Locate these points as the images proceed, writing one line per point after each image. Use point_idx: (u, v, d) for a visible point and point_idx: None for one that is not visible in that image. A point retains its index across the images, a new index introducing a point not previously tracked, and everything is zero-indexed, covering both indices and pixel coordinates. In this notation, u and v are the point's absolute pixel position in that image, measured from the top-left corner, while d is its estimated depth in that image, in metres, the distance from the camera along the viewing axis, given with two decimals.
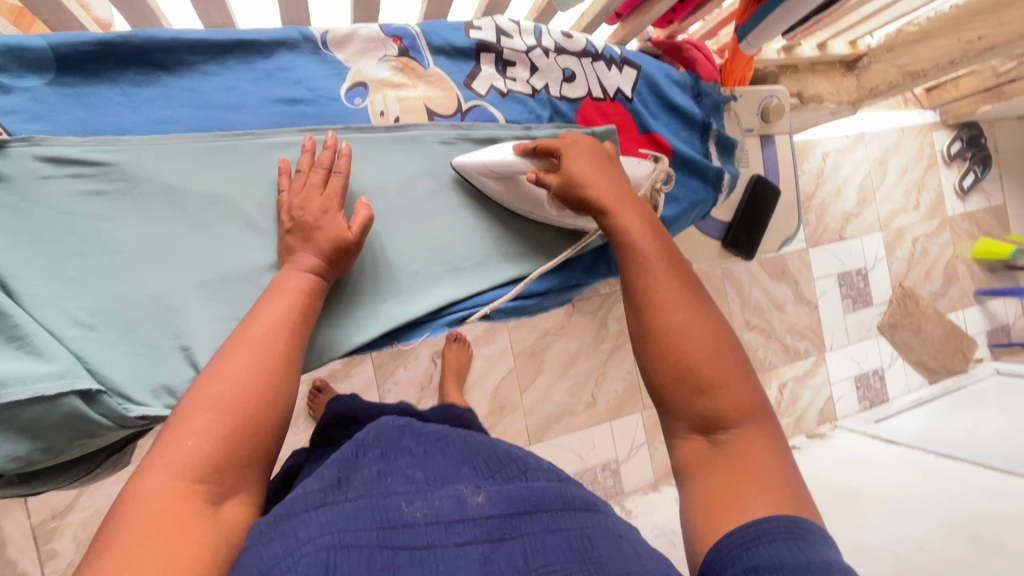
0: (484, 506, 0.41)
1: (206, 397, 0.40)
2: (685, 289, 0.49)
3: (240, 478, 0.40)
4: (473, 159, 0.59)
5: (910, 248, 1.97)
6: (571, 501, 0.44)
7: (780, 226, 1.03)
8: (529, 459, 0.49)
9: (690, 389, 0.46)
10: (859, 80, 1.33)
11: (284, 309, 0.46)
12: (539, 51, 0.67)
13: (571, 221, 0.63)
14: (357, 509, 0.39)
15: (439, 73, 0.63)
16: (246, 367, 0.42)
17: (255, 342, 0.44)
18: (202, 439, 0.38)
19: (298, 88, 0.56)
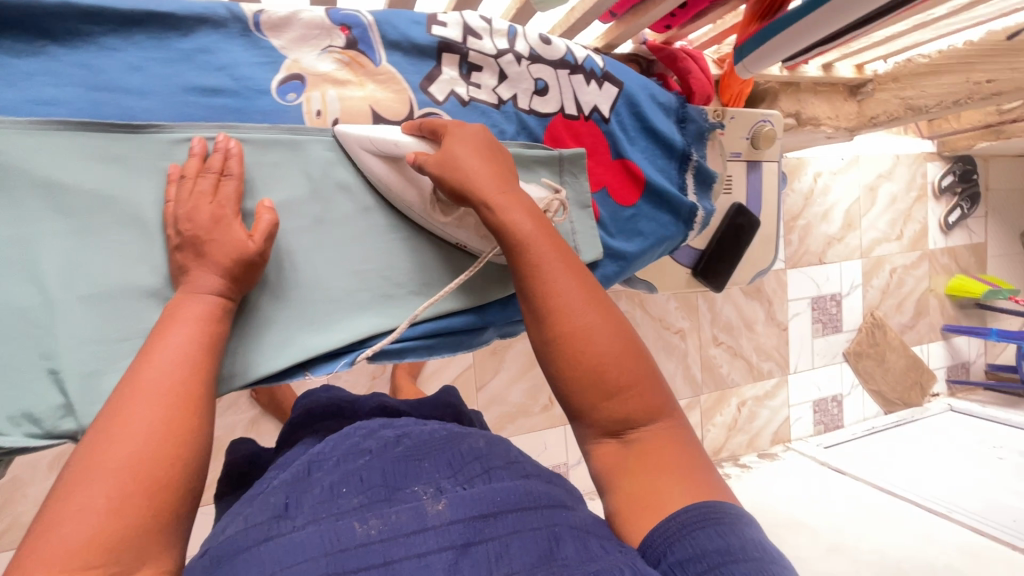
0: (444, 513, 0.39)
1: (94, 463, 0.34)
2: (586, 286, 0.46)
3: (151, 547, 0.33)
4: (354, 130, 0.52)
5: (887, 278, 1.96)
6: (539, 498, 0.42)
7: (753, 259, 0.98)
8: (494, 453, 0.47)
9: (603, 392, 0.43)
10: (860, 107, 1.25)
11: (183, 345, 0.40)
12: (511, 57, 0.61)
13: (456, 232, 0.55)
14: (303, 539, 0.37)
15: (391, 72, 0.56)
16: (134, 421, 0.36)
17: (148, 388, 0.37)
18: (105, 501, 0.33)
19: (219, 76, 0.49)
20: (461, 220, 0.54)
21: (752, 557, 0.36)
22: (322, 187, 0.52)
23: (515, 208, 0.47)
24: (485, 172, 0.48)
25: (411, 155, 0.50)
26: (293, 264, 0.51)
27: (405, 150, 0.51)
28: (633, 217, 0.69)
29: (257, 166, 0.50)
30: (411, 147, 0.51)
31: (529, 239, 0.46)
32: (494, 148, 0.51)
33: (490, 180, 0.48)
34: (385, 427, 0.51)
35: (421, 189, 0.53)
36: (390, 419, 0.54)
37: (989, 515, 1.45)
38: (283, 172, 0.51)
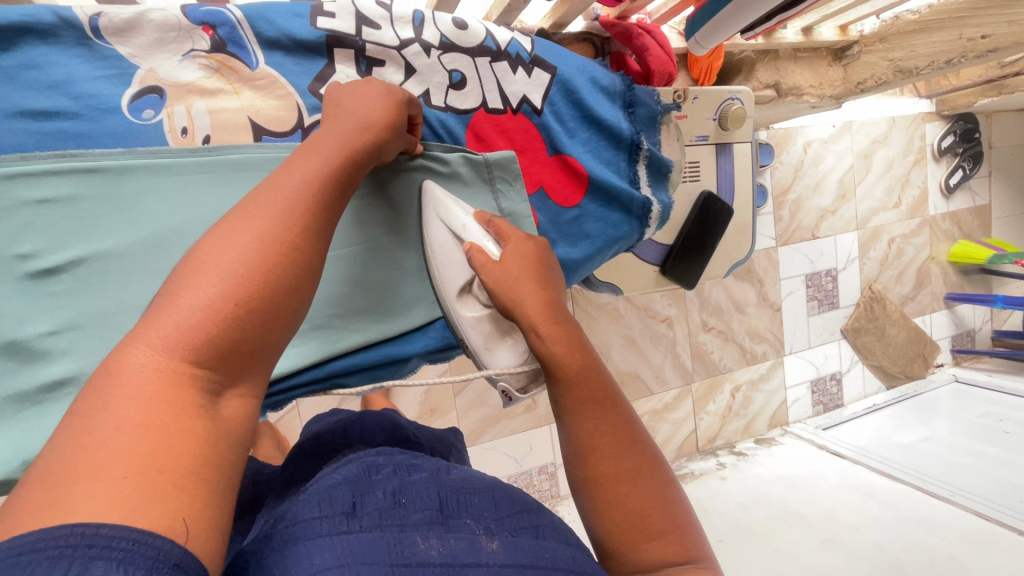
0: (500, 553, 0.36)
1: (214, 258, 0.29)
2: (635, 426, 0.43)
3: (246, 365, 0.29)
4: (440, 195, 0.51)
5: (885, 248, 1.87)
6: (588, 565, 0.38)
7: (729, 249, 0.91)
8: (548, 510, 0.43)
9: (646, 533, 0.40)
10: (846, 72, 1.16)
11: (281, 227, 0.31)
12: (417, 48, 0.53)
13: (466, 330, 0.51)
14: (369, 540, 0.34)
15: (272, 76, 0.48)
16: (254, 233, 0.30)
17: (225, 262, 0.29)
18: (211, 306, 0.27)
19: (53, 96, 0.41)
20: (478, 321, 0.50)
21: None
22: (194, 214, 0.45)
23: (565, 338, 0.44)
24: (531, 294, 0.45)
25: (467, 245, 0.47)
26: None
27: (466, 236, 0.49)
28: (577, 219, 0.62)
29: (111, 198, 0.42)
30: (475, 236, 0.49)
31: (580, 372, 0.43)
32: (541, 266, 0.48)
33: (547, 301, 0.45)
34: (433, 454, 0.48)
35: (461, 271, 0.51)
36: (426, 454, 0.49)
37: (992, 493, 1.40)
38: (147, 201, 0.43)
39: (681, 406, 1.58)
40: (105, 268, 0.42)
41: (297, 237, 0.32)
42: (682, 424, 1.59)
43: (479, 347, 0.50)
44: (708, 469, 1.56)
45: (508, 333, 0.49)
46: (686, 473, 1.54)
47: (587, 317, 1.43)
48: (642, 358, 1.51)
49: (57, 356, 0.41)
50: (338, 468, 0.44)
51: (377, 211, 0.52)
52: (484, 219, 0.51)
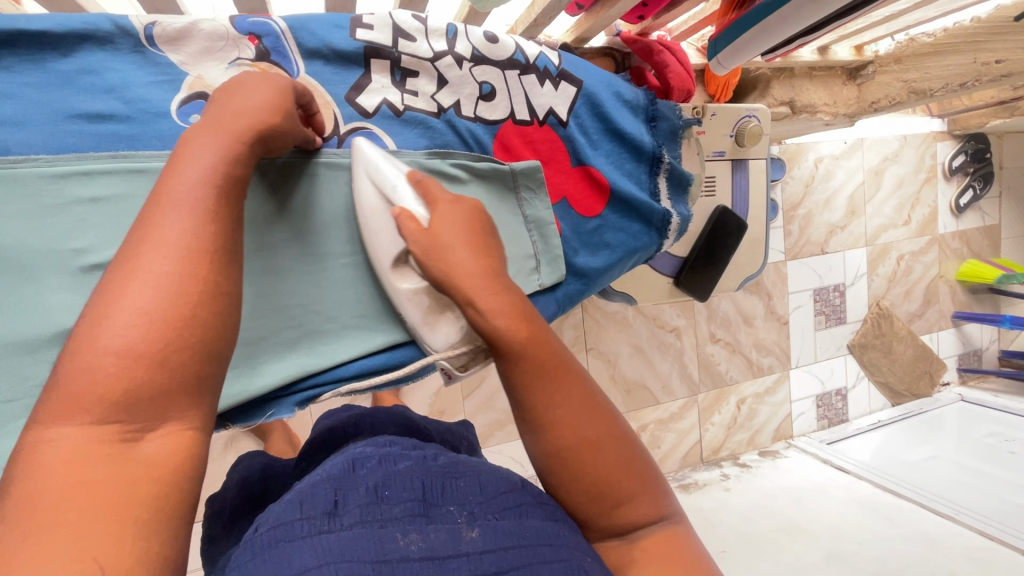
0: (478, 542, 0.37)
1: (108, 306, 0.28)
2: (584, 390, 0.42)
3: (166, 402, 0.28)
4: (369, 154, 0.48)
5: (893, 266, 1.88)
6: (569, 536, 0.39)
7: (742, 263, 0.93)
8: (530, 487, 0.44)
9: (612, 500, 0.40)
10: (859, 91, 1.17)
11: (180, 241, 0.30)
12: (450, 60, 0.55)
13: (405, 304, 0.50)
14: (349, 538, 0.35)
15: (312, 84, 0.50)
16: (145, 269, 0.29)
17: (146, 278, 0.29)
18: (110, 358, 0.27)
19: (108, 100, 0.43)
20: (414, 294, 0.49)
21: None
22: None
23: (508, 310, 0.41)
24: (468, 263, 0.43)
25: (396, 209, 0.45)
26: None
27: (397, 200, 0.46)
28: (599, 229, 0.63)
29: None
30: (406, 199, 0.46)
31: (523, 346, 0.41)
32: (478, 230, 0.45)
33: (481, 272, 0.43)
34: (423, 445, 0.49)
35: (390, 239, 0.48)
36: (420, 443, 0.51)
37: (995, 513, 1.40)
38: None
39: (686, 417, 1.59)
40: None
41: (216, 237, 0.32)
42: (687, 434, 1.60)
43: (416, 322, 0.50)
44: (712, 479, 1.57)
45: (443, 310, 0.49)
46: (690, 483, 1.55)
47: (596, 325, 1.45)
48: (649, 368, 1.53)
49: None
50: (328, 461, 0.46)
51: None
52: (415, 179, 0.47)
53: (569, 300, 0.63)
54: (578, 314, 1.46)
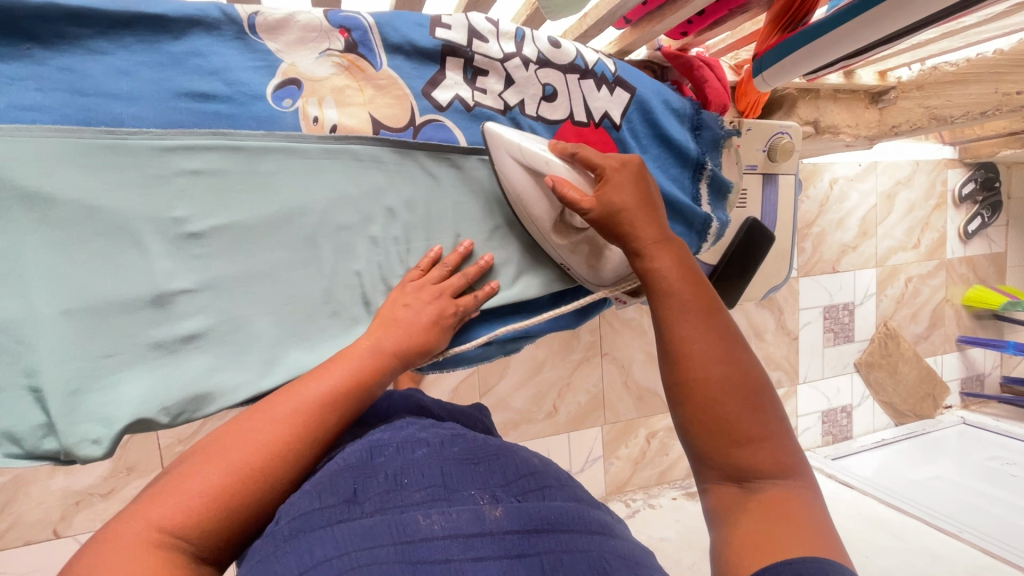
0: (502, 520, 0.38)
1: (220, 452, 0.38)
2: (721, 335, 0.45)
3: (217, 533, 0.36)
4: (505, 137, 0.53)
5: (902, 287, 1.91)
6: (591, 522, 0.41)
7: (767, 273, 0.96)
8: (548, 477, 0.45)
9: (726, 442, 0.42)
10: (881, 115, 1.21)
11: (292, 411, 0.41)
12: (518, 62, 0.58)
13: (567, 256, 0.58)
14: (371, 524, 0.36)
15: (392, 77, 0.53)
16: (260, 433, 0.39)
17: (265, 419, 0.40)
18: (201, 489, 0.36)
19: (212, 81, 0.46)
20: (577, 246, 0.57)
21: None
22: (318, 196, 0.50)
23: (669, 253, 0.48)
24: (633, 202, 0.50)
25: (553, 178, 0.51)
26: (286, 280, 0.49)
27: (552, 171, 0.52)
28: None
29: (250, 174, 0.47)
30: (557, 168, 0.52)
31: (667, 275, 0.48)
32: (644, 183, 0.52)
33: (643, 225, 0.49)
34: (440, 425, 0.50)
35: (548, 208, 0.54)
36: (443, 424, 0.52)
37: (997, 532, 1.43)
38: (279, 181, 0.48)
39: None
40: (238, 237, 0.47)
41: (318, 424, 0.41)
42: None
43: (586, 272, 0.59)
44: None
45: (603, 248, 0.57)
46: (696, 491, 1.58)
47: (613, 331, 1.52)
48: None
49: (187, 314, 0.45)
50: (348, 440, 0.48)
51: (470, 206, 0.57)
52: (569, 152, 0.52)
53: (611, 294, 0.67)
54: (595, 319, 1.49)
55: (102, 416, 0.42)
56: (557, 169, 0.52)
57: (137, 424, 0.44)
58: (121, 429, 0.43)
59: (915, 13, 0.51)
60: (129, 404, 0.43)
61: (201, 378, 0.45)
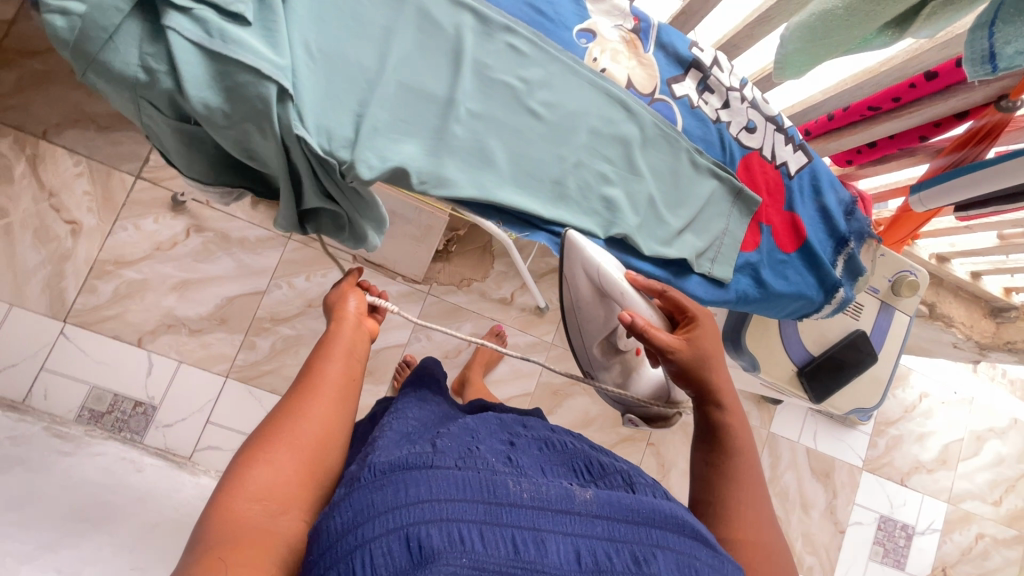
0: (591, 502, 0.46)
1: (283, 439, 0.49)
2: (754, 487, 0.60)
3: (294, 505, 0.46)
4: (590, 249, 0.64)
5: (971, 540, 1.75)
6: (685, 526, 0.48)
7: (859, 394, 0.98)
8: (635, 476, 0.54)
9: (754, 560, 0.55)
10: (997, 328, 1.29)
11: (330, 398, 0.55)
12: (738, 95, 0.75)
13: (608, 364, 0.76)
14: (466, 481, 0.44)
15: (652, 61, 0.71)
16: (308, 428, 0.51)
17: (299, 427, 0.51)
18: (280, 474, 0.47)
19: (547, 5, 0.65)
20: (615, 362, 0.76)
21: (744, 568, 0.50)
22: (575, 102, 0.65)
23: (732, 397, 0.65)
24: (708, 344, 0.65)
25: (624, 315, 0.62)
26: (527, 141, 0.63)
27: (628, 304, 0.65)
28: (784, 263, 0.77)
29: (542, 65, 0.64)
30: (632, 303, 0.65)
31: (732, 427, 0.63)
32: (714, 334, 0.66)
33: (721, 380, 0.64)
34: (521, 429, 0.61)
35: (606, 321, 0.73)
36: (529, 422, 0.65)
37: None
38: (556, 80, 0.64)
39: None
40: (515, 98, 0.63)
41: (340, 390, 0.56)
42: None
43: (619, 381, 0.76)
44: None
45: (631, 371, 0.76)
46: None
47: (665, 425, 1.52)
48: None
49: (462, 123, 0.60)
50: (411, 418, 0.62)
51: (668, 166, 0.70)
52: (660, 292, 0.66)
53: (743, 299, 0.76)
54: None
55: (382, 154, 0.57)
56: (639, 307, 0.65)
57: (396, 173, 0.58)
58: (387, 168, 0.56)
59: None
60: (402, 155, 0.57)
61: (451, 168, 0.59)
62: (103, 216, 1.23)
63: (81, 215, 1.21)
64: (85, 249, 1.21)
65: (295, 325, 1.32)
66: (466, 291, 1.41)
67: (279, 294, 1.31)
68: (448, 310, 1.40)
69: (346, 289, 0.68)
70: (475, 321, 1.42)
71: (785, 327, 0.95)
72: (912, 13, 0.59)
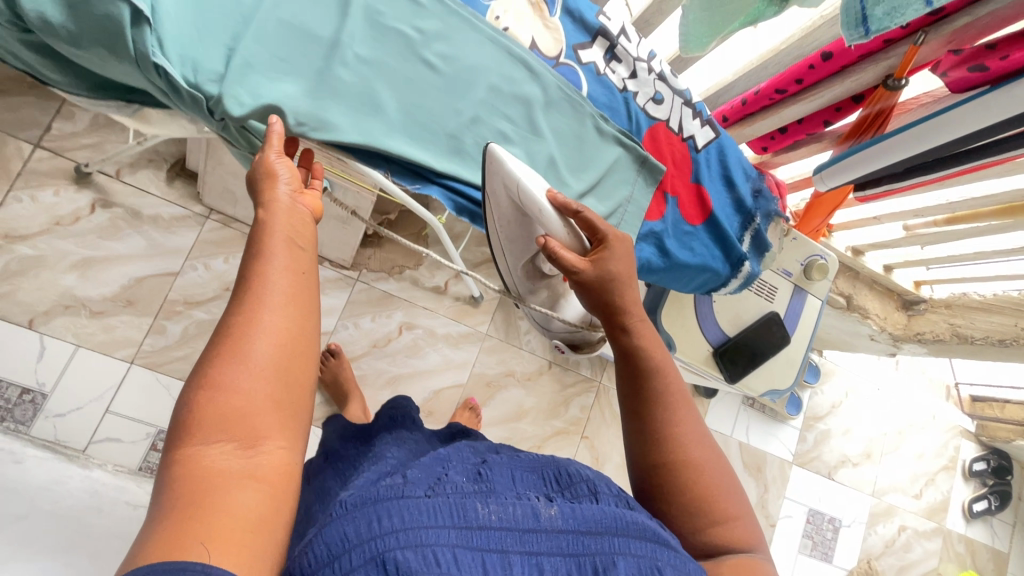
0: (556, 518, 0.45)
1: (236, 350, 0.39)
2: (695, 429, 0.60)
3: (268, 425, 0.38)
4: (507, 167, 0.62)
5: (894, 532, 1.80)
6: (646, 530, 0.46)
7: (773, 375, 1.00)
8: (603, 484, 0.51)
9: (705, 523, 0.55)
10: (909, 321, 1.35)
11: (284, 286, 0.43)
12: (645, 66, 0.75)
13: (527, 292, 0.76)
14: (436, 505, 0.42)
15: (558, 25, 0.71)
16: (266, 328, 0.41)
17: (258, 331, 0.40)
18: (246, 391, 0.38)
19: None
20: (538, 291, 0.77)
21: (673, 544, 0.48)
22: (475, 57, 0.64)
23: (653, 339, 0.64)
24: (625, 264, 0.65)
25: (545, 240, 0.62)
26: (421, 92, 0.61)
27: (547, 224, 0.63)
28: (691, 235, 0.77)
29: (439, 16, 0.62)
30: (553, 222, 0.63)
31: (648, 351, 0.62)
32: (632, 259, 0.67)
33: (628, 300, 0.64)
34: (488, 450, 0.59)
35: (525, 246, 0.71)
36: (479, 444, 0.62)
37: None
38: (454, 34, 0.63)
39: None
40: (409, 47, 0.61)
41: (287, 273, 0.44)
42: None
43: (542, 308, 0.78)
44: None
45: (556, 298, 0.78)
46: None
47: (600, 418, 1.52)
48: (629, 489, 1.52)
49: (347, 68, 0.57)
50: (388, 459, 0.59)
51: (571, 130, 0.70)
52: (573, 211, 0.62)
53: (649, 269, 0.75)
54: (589, 399, 1.51)
55: (254, 90, 0.54)
56: (554, 229, 0.64)
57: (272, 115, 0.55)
58: (262, 107, 0.54)
59: (950, 131, 0.65)
60: (276, 94, 0.54)
61: (335, 113, 0.57)
62: None
63: None
64: None
65: (210, 310, 1.25)
66: (398, 278, 1.38)
67: (194, 276, 1.24)
68: (378, 297, 1.35)
69: (271, 162, 0.50)
70: (406, 310, 1.38)
71: (701, 307, 0.95)
72: None
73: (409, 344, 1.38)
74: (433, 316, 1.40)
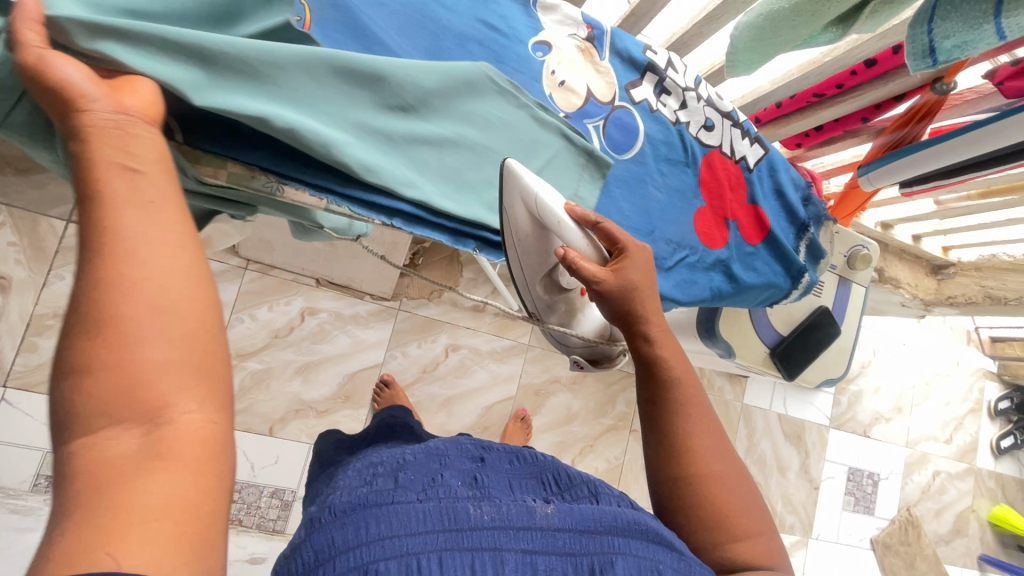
0: (552, 518, 0.39)
1: (110, 316, 0.28)
2: (716, 436, 0.55)
3: (175, 391, 0.28)
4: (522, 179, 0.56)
5: (929, 478, 1.89)
6: (648, 529, 0.42)
7: (824, 364, 1.04)
8: (603, 482, 0.46)
9: (722, 534, 0.50)
10: (939, 285, 1.40)
11: (156, 212, 0.31)
12: (694, 94, 0.76)
13: (540, 304, 0.68)
14: (426, 509, 0.37)
15: (609, 68, 0.71)
16: (142, 272, 0.29)
17: (132, 281, 0.28)
18: (139, 363, 0.27)
19: (500, 21, 0.64)
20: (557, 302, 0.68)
21: (679, 549, 0.43)
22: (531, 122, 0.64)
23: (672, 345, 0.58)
24: (643, 271, 0.59)
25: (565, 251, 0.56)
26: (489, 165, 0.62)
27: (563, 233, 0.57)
28: (753, 255, 0.79)
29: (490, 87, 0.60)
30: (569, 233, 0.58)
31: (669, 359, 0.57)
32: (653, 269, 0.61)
33: (649, 308, 0.58)
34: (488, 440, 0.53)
35: (540, 255, 0.63)
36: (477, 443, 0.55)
37: None
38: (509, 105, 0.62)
39: None
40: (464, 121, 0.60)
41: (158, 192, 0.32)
42: None
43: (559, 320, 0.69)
44: None
45: (574, 310, 0.69)
46: None
47: None
48: None
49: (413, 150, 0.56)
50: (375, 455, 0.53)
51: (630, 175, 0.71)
52: (591, 223, 0.58)
53: (718, 295, 0.78)
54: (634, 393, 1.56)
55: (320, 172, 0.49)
56: (572, 239, 0.58)
57: None
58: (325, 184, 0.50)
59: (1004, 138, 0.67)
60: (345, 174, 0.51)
61: None
62: (34, 266, 1.13)
63: (6, 267, 1.10)
64: (18, 305, 1.11)
65: (263, 358, 1.25)
66: (438, 302, 1.39)
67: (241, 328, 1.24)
68: (421, 324, 1.37)
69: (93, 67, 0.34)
70: (449, 332, 1.40)
71: (755, 312, 0.98)
72: (854, 10, 0.60)
73: (457, 365, 1.40)
74: (476, 334, 1.42)
